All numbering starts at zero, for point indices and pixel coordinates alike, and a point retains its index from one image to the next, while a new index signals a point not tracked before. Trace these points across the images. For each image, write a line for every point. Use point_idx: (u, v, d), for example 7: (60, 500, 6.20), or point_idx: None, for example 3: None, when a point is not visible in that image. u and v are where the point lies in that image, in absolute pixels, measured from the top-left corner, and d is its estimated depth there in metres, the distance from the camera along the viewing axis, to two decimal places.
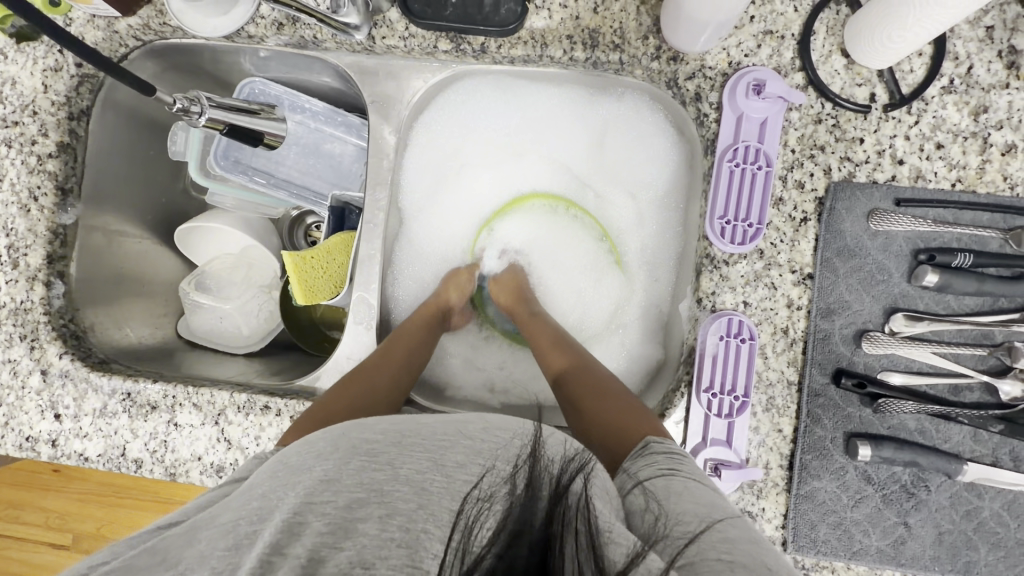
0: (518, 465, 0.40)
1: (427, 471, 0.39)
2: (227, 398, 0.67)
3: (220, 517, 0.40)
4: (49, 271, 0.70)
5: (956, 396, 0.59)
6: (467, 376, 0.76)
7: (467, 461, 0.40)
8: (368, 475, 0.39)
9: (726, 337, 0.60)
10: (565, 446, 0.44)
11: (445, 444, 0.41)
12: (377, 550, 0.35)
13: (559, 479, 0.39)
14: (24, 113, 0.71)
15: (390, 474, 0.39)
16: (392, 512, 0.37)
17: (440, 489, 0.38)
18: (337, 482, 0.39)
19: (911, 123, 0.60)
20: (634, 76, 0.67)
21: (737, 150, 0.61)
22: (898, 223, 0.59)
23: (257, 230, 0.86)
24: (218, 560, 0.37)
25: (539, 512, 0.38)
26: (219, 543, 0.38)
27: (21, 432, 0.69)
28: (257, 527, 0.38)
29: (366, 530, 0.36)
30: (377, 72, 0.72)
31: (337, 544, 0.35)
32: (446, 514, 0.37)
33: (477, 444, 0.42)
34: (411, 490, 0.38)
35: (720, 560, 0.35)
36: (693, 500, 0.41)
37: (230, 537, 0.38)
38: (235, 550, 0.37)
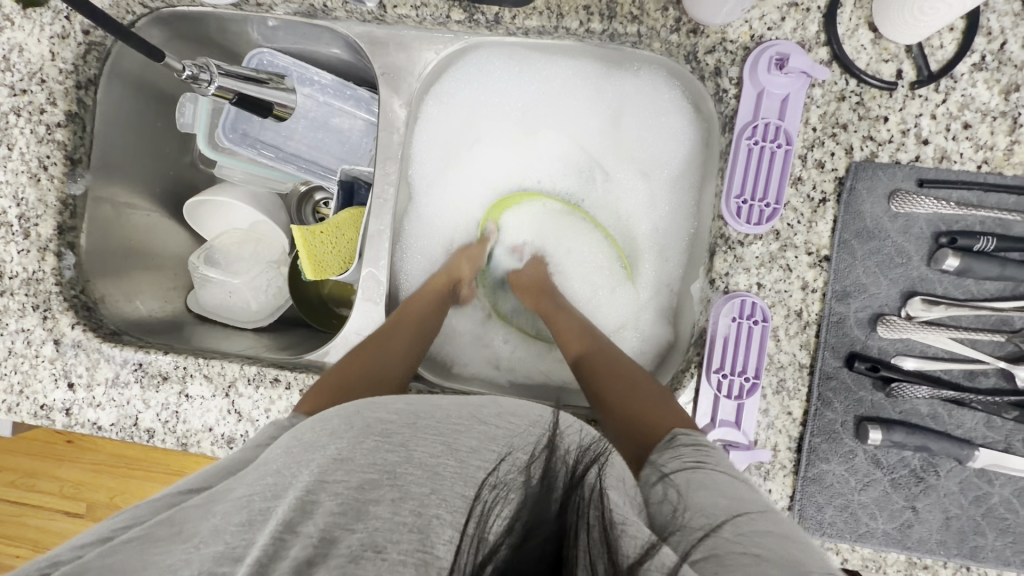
0: (534, 455, 0.40)
1: (441, 455, 0.39)
2: (238, 370, 0.68)
3: (236, 492, 0.40)
4: (60, 241, 0.70)
5: (971, 381, 0.58)
6: (474, 354, 0.76)
7: (481, 447, 0.40)
8: (380, 456, 0.39)
9: (738, 319, 0.60)
10: (581, 436, 0.45)
11: (458, 429, 0.42)
12: (388, 534, 0.35)
13: (574, 467, 0.40)
14: (31, 81, 0.70)
15: (404, 457, 0.39)
16: (404, 495, 0.37)
17: (452, 473, 0.38)
18: (347, 462, 0.39)
19: (938, 101, 0.58)
20: (651, 50, 0.65)
21: (757, 127, 0.59)
22: (920, 205, 0.57)
23: (266, 205, 0.87)
24: (231, 535, 0.37)
25: (552, 502, 0.38)
26: (233, 519, 0.38)
27: (36, 401, 0.70)
28: (272, 504, 0.38)
29: (378, 513, 0.36)
30: (388, 43, 0.71)
31: (349, 526, 0.36)
32: (457, 500, 0.37)
33: (490, 429, 0.42)
34: (424, 473, 0.38)
35: (745, 554, 0.35)
36: (719, 494, 0.41)
37: (245, 513, 0.38)
38: (249, 526, 0.37)
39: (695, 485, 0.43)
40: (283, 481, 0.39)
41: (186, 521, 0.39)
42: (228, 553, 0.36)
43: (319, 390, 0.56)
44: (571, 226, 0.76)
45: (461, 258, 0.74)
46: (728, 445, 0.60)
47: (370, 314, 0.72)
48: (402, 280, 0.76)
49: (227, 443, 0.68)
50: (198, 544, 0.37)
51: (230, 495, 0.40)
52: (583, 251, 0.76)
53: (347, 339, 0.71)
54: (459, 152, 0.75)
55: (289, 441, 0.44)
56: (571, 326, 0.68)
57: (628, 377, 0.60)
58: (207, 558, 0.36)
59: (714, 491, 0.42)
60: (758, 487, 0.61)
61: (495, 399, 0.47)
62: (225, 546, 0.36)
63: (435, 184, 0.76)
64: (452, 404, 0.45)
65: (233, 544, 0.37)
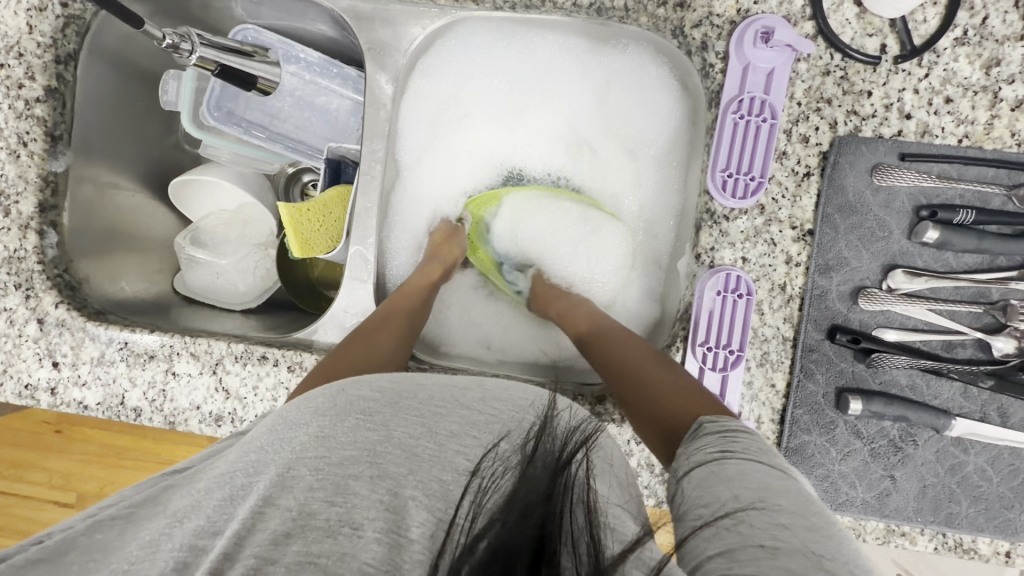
0: (527, 437, 0.42)
1: (421, 437, 0.40)
2: (224, 348, 0.67)
3: (221, 466, 0.41)
4: (41, 220, 0.69)
5: (949, 353, 0.59)
6: (466, 334, 0.76)
7: (462, 432, 0.41)
8: (361, 435, 0.39)
9: (723, 292, 0.60)
10: (572, 418, 0.46)
11: (440, 412, 0.42)
12: (365, 512, 0.35)
13: (564, 452, 0.41)
14: (8, 54, 0.68)
15: (384, 436, 0.39)
16: (382, 474, 0.37)
17: (430, 456, 0.39)
18: (329, 439, 0.39)
19: (921, 76, 0.58)
20: (639, 25, 0.65)
21: (742, 102, 0.59)
22: (902, 178, 0.58)
23: (253, 185, 0.87)
24: (212, 509, 0.37)
25: (539, 490, 0.38)
26: (214, 493, 0.38)
27: (20, 380, 0.69)
28: (252, 479, 0.38)
29: (357, 489, 0.36)
30: (373, 17, 0.70)
31: (329, 499, 0.36)
32: (434, 483, 0.37)
33: (472, 414, 0.43)
34: (403, 454, 0.38)
35: (760, 547, 0.35)
36: (728, 482, 0.40)
37: (226, 488, 0.38)
38: (230, 501, 0.38)
39: (698, 483, 0.41)
40: (265, 457, 0.39)
41: (170, 499, 0.40)
42: (207, 527, 0.36)
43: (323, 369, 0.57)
44: (552, 204, 0.75)
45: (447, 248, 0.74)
46: None
47: (357, 292, 0.71)
48: (391, 258, 0.76)
49: (215, 421, 0.67)
50: (180, 518, 0.38)
51: (202, 479, 0.41)
52: (570, 229, 0.75)
53: (336, 317, 0.71)
54: (447, 128, 0.75)
55: (273, 423, 0.43)
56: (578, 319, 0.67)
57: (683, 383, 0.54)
58: (188, 531, 0.36)
59: (727, 481, 0.40)
60: None
61: (481, 380, 0.48)
62: (205, 521, 0.37)
63: (422, 160, 0.75)
64: (437, 386, 0.46)
65: (214, 519, 0.37)
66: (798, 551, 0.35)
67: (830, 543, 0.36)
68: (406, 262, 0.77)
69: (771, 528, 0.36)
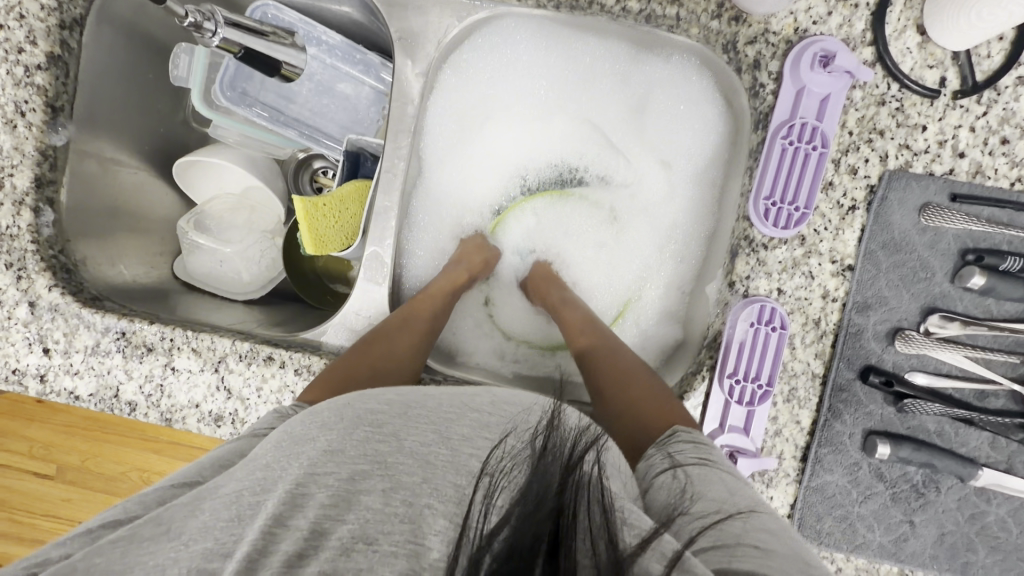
0: (535, 433, 0.39)
1: (433, 445, 0.37)
2: (229, 346, 0.64)
3: (226, 486, 0.38)
4: (37, 196, 0.65)
5: (981, 402, 0.58)
6: (482, 343, 0.73)
7: (474, 435, 0.38)
8: (371, 447, 0.36)
9: (757, 324, 0.58)
10: (581, 419, 0.43)
11: (451, 417, 0.39)
12: (379, 526, 0.33)
13: (571, 452, 0.38)
14: (8, 15, 0.63)
15: (395, 447, 0.36)
16: (396, 485, 0.34)
17: (445, 463, 0.36)
18: (337, 455, 0.36)
19: (979, 114, 0.56)
20: (687, 36, 0.61)
21: (794, 127, 0.56)
22: (950, 219, 0.56)
23: (261, 170, 0.83)
24: (219, 532, 0.35)
25: (551, 486, 0.35)
26: (221, 514, 0.35)
27: (8, 364, 0.65)
28: (261, 498, 0.36)
29: (369, 503, 0.34)
30: (406, 5, 0.66)
31: (340, 516, 0.33)
32: (450, 489, 0.35)
33: (482, 417, 0.40)
34: (415, 462, 0.36)
35: (756, 547, 0.34)
36: (724, 488, 0.40)
37: (233, 508, 0.36)
38: (237, 522, 0.35)
39: (700, 479, 0.41)
40: (272, 473, 0.37)
41: (173, 520, 0.36)
42: (216, 549, 0.34)
43: (324, 378, 0.54)
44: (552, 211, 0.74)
45: (470, 253, 0.71)
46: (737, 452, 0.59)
47: (372, 294, 0.68)
48: (408, 259, 0.73)
49: (215, 420, 0.64)
50: (186, 541, 0.35)
51: (208, 497, 0.37)
52: (576, 237, 0.74)
53: (346, 318, 0.68)
54: (475, 128, 0.71)
55: (277, 436, 0.41)
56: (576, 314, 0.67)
57: (650, 388, 0.55)
58: (194, 556, 0.34)
59: (720, 484, 0.41)
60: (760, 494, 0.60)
61: (490, 388, 0.45)
62: (213, 543, 0.34)
63: (447, 159, 0.71)
64: (442, 393, 0.43)
65: (222, 541, 0.34)
66: (789, 554, 0.35)
67: (814, 557, 0.36)
68: (423, 263, 0.73)
69: (764, 530, 0.36)
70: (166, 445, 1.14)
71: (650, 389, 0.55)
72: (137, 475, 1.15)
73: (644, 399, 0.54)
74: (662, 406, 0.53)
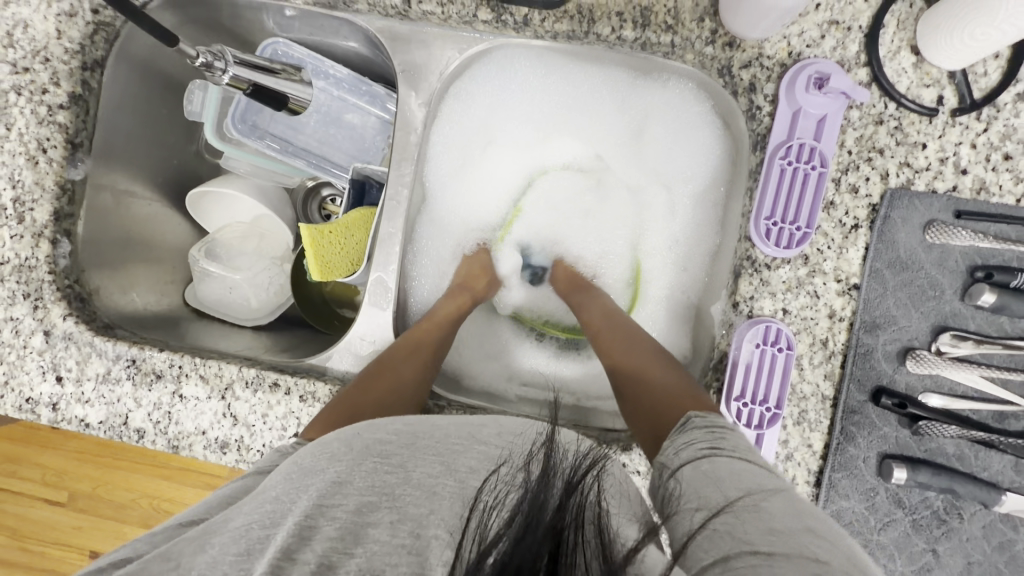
0: (532, 460, 0.39)
1: (439, 475, 0.38)
2: (236, 373, 0.65)
3: (236, 519, 0.37)
4: (55, 229, 0.67)
5: (1000, 423, 0.56)
6: (486, 367, 0.73)
7: (481, 467, 0.39)
8: (380, 478, 0.38)
9: (762, 345, 0.57)
10: (578, 444, 0.44)
11: (457, 449, 0.41)
12: (387, 557, 0.33)
13: (570, 472, 0.38)
14: (34, 59, 0.66)
15: (402, 478, 0.38)
16: (403, 516, 0.36)
17: (451, 493, 0.37)
18: (348, 485, 0.38)
19: (980, 131, 0.56)
20: (683, 61, 0.63)
21: (791, 147, 0.57)
22: (957, 237, 0.55)
23: (272, 198, 0.85)
24: (228, 566, 0.34)
25: (549, 504, 0.34)
26: (230, 548, 0.35)
27: (22, 393, 0.67)
28: (269, 531, 0.36)
29: (377, 536, 0.35)
30: (409, 39, 0.68)
31: (349, 549, 0.34)
32: (456, 519, 0.36)
33: (490, 450, 0.41)
34: (422, 494, 0.37)
35: (756, 554, 0.33)
36: (719, 482, 0.39)
37: (242, 542, 0.35)
38: (247, 556, 0.35)
39: (699, 484, 0.39)
40: (279, 506, 0.37)
41: (181, 556, 0.35)
42: None
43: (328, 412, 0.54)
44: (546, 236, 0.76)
45: (475, 268, 0.73)
46: None
47: (376, 320, 0.69)
48: (412, 284, 0.73)
49: (221, 447, 0.65)
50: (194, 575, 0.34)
51: (217, 532, 0.37)
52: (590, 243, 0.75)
53: (351, 343, 0.68)
54: (477, 156, 0.73)
55: (284, 471, 0.41)
56: (599, 318, 0.66)
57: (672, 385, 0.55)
58: None
59: (714, 479, 0.39)
60: None
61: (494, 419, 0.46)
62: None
63: (449, 185, 0.73)
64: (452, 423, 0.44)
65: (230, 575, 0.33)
66: (790, 553, 0.33)
67: (830, 550, 0.33)
68: (427, 288, 0.74)
69: (763, 532, 0.34)
70: (178, 471, 1.14)
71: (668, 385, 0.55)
72: (148, 501, 1.15)
73: (660, 394, 0.54)
74: (675, 398, 0.52)
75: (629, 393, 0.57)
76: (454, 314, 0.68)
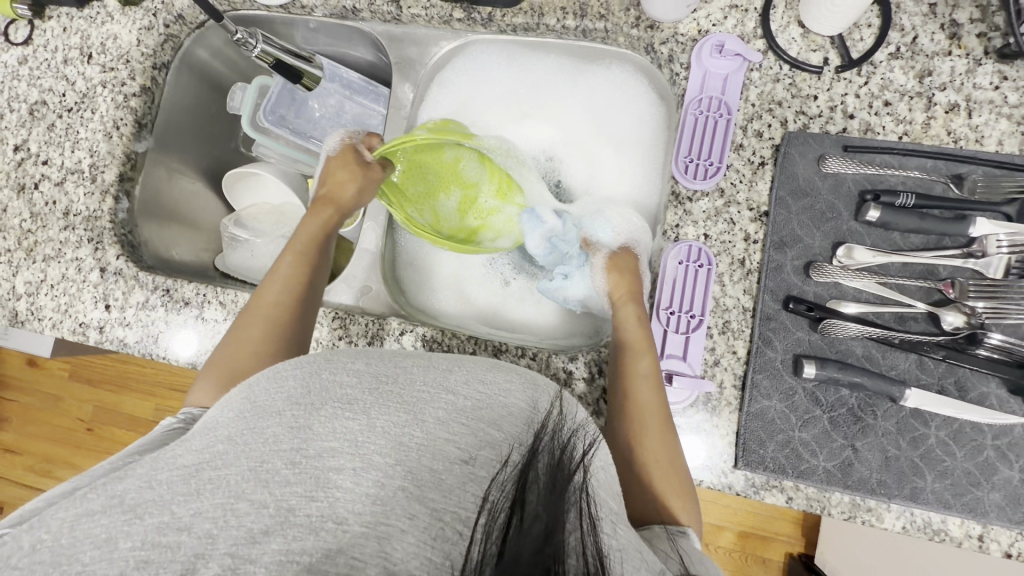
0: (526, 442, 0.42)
1: (406, 425, 0.39)
2: (248, 299, 0.77)
3: (181, 460, 0.39)
4: (119, 188, 0.84)
5: (902, 325, 0.63)
6: (459, 306, 0.84)
7: (449, 419, 0.40)
8: (341, 424, 0.38)
9: (685, 262, 0.67)
10: (576, 414, 0.50)
11: (423, 399, 0.42)
12: (349, 505, 0.34)
13: (565, 461, 0.42)
14: (119, 61, 0.86)
15: (365, 425, 0.38)
16: (367, 465, 0.36)
17: (418, 446, 0.38)
18: (304, 430, 0.38)
19: (861, 83, 0.67)
20: (619, 44, 0.78)
21: (702, 101, 0.69)
22: (847, 166, 0.65)
23: (292, 182, 1.01)
24: (177, 506, 0.35)
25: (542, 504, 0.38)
26: (179, 488, 0.36)
27: (77, 319, 0.81)
28: (221, 472, 0.36)
29: (339, 483, 0.35)
30: (403, 39, 0.86)
31: (309, 494, 0.35)
32: (425, 472, 0.37)
33: (457, 400, 0.43)
34: (388, 443, 0.37)
35: None
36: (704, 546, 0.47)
37: (191, 482, 0.36)
38: (195, 495, 0.35)
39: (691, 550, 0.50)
40: (232, 448, 0.38)
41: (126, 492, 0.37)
42: (170, 522, 0.34)
43: (217, 367, 0.61)
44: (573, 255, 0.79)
45: (336, 177, 0.78)
46: (675, 374, 0.65)
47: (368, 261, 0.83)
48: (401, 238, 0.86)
49: None
50: (141, 515, 0.34)
51: (163, 471, 0.38)
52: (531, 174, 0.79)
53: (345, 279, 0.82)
54: None
55: (240, 406, 0.43)
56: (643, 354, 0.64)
57: (669, 461, 0.59)
58: (149, 527, 0.34)
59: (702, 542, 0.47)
60: (706, 422, 0.65)
61: None
62: (168, 516, 0.34)
63: None
64: (418, 370, 0.47)
65: (177, 514, 0.34)
66: None
67: None
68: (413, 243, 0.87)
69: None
70: None
71: (666, 459, 0.59)
72: None
73: (658, 471, 0.58)
74: (668, 483, 0.58)
75: (637, 432, 0.60)
76: (321, 229, 0.75)
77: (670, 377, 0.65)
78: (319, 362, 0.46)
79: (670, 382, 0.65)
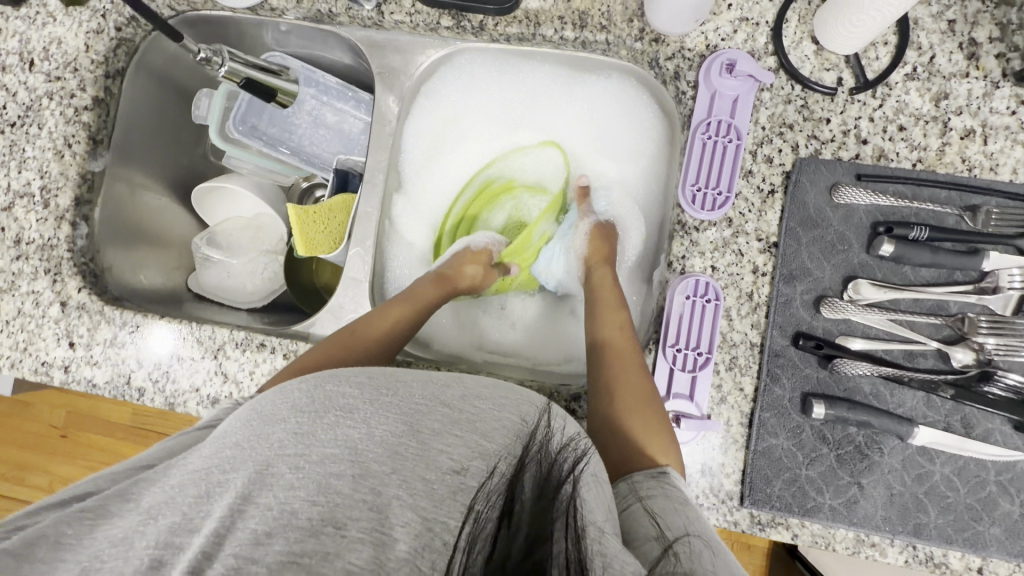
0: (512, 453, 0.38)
1: (403, 435, 0.36)
2: (227, 335, 0.72)
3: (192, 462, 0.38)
4: (75, 213, 0.77)
5: (910, 361, 0.62)
6: (456, 335, 0.80)
7: (445, 431, 0.37)
8: (343, 431, 0.36)
9: (692, 297, 0.64)
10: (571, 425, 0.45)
11: (422, 410, 0.38)
12: (349, 509, 0.32)
13: (553, 471, 0.38)
14: (66, 69, 0.78)
15: (363, 432, 0.36)
16: (366, 471, 0.33)
17: (414, 455, 0.35)
18: (308, 437, 0.36)
19: (875, 106, 0.64)
20: (620, 57, 0.72)
21: (710, 124, 0.65)
22: (860, 196, 0.62)
23: (267, 196, 0.94)
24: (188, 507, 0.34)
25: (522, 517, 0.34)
26: (190, 490, 0.35)
27: (38, 357, 0.74)
28: (229, 476, 0.35)
29: (341, 487, 0.33)
30: (386, 46, 0.79)
31: (311, 498, 0.32)
32: (418, 482, 0.33)
33: (453, 412, 0.39)
34: (385, 452, 0.34)
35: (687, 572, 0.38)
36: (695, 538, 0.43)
37: (202, 484, 0.35)
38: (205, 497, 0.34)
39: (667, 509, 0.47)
40: (241, 453, 0.36)
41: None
42: (182, 522, 0.33)
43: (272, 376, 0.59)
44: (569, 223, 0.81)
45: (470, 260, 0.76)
46: (681, 415, 0.63)
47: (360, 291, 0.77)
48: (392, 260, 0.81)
49: (212, 402, 0.72)
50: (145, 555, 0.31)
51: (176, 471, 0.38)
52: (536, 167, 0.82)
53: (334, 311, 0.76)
54: (446, 144, 0.81)
55: (252, 413, 0.40)
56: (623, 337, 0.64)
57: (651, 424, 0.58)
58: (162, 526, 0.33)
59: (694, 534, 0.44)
60: (712, 461, 0.63)
61: None
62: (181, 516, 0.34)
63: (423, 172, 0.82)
64: (418, 382, 0.42)
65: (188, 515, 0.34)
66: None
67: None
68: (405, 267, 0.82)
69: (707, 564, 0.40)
70: None
71: (649, 422, 0.58)
72: None
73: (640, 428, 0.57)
74: (652, 440, 0.56)
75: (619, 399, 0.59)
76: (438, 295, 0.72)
77: (676, 419, 0.63)
78: (323, 375, 0.43)
79: (677, 424, 0.63)
